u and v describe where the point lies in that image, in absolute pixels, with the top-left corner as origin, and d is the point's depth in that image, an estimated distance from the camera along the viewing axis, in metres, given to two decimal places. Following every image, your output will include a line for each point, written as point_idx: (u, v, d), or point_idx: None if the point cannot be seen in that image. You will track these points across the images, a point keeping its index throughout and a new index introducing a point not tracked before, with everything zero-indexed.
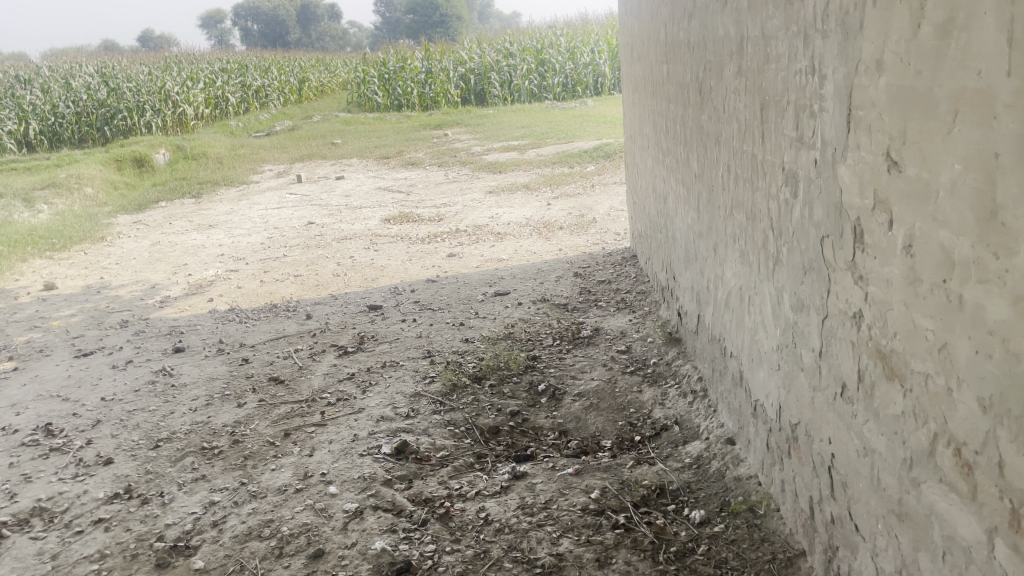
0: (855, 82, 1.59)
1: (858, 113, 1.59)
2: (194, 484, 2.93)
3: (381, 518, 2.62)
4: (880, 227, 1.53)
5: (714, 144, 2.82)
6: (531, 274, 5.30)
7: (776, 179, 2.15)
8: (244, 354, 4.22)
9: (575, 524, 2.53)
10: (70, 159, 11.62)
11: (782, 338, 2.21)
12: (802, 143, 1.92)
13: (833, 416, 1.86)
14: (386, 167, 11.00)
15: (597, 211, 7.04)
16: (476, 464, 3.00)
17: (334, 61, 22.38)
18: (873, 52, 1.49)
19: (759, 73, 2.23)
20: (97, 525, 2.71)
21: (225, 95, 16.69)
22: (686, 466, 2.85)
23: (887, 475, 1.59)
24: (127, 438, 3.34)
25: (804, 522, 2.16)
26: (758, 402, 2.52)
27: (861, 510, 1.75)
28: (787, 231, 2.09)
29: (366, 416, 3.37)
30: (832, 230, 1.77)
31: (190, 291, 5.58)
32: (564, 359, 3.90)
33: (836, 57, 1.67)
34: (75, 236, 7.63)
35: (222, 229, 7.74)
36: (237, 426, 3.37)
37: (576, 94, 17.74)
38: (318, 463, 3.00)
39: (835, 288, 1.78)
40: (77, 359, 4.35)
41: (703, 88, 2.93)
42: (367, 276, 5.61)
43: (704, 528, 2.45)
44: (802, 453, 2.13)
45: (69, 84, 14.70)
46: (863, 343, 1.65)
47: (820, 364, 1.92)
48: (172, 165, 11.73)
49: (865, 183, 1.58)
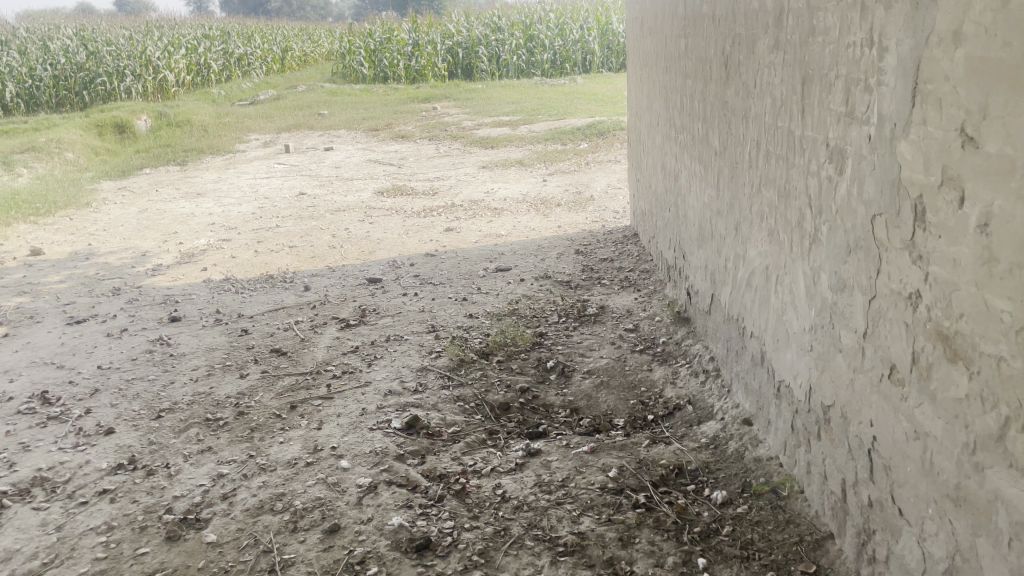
0: (924, 54, 1.54)
1: (927, 87, 1.54)
2: (201, 456, 2.86)
3: (396, 494, 2.56)
4: (948, 205, 1.49)
5: (741, 120, 2.78)
6: (532, 251, 5.25)
7: (817, 155, 2.11)
8: (244, 324, 4.13)
9: (594, 502, 2.49)
10: (49, 123, 11.35)
11: (817, 319, 2.17)
12: (853, 118, 1.87)
13: (877, 398, 1.83)
14: (375, 139, 10.85)
15: (594, 189, 6.98)
16: (489, 441, 2.95)
17: (319, 31, 22.03)
18: (949, 24, 1.44)
19: (801, 46, 2.18)
20: (102, 496, 2.64)
21: (207, 62, 16.37)
22: (703, 446, 2.82)
23: (942, 459, 1.56)
24: (128, 408, 3.25)
25: (833, 505, 2.14)
26: (783, 382, 2.49)
27: (907, 494, 1.72)
28: (828, 209, 2.05)
29: (374, 390, 3.31)
30: (886, 208, 1.73)
31: (183, 259, 5.46)
32: (571, 336, 3.86)
33: (900, 30, 1.62)
34: (59, 201, 7.45)
35: (210, 198, 7.60)
36: (241, 398, 3.29)
37: (564, 70, 17.62)
38: (327, 437, 2.94)
39: (887, 268, 1.74)
40: (69, 327, 4.25)
41: (729, 62, 2.88)
42: (364, 249, 5.53)
43: (726, 509, 2.42)
44: (836, 436, 2.10)
45: (46, 46, 14.35)
46: (920, 325, 1.62)
47: (865, 345, 1.88)
48: (155, 131, 11.50)
49: (930, 159, 1.54)
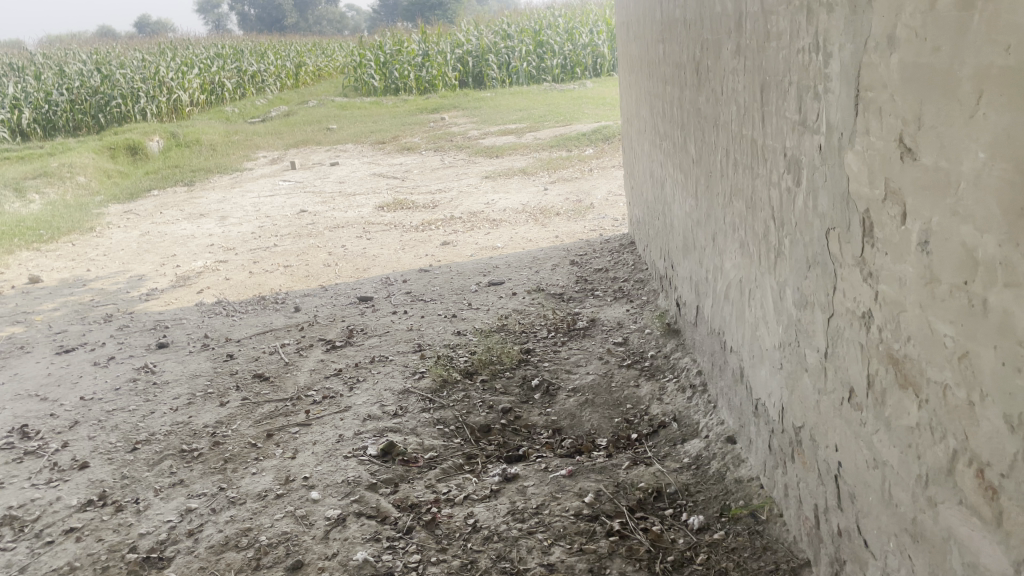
0: (864, 60, 1.45)
1: (868, 95, 1.44)
2: (172, 490, 2.81)
3: (364, 526, 2.49)
4: (892, 221, 1.39)
5: (713, 127, 2.68)
6: (527, 263, 5.17)
7: (778, 165, 2.01)
8: (230, 349, 4.09)
9: (567, 530, 2.40)
10: (63, 148, 11.44)
11: (785, 336, 2.07)
12: (805, 127, 1.77)
13: (840, 422, 1.72)
14: (381, 152, 10.82)
15: (594, 196, 6.89)
16: (465, 466, 2.87)
17: (331, 45, 22.12)
18: (884, 27, 1.35)
19: (759, 52, 2.08)
20: (68, 535, 2.60)
21: (220, 81, 16.45)
22: (684, 467, 2.71)
23: (900, 491, 1.45)
24: (105, 440, 3.22)
25: (808, 531, 2.03)
26: (760, 401, 2.39)
27: (870, 525, 1.62)
28: (789, 221, 1.95)
29: (353, 415, 3.24)
30: (838, 222, 1.63)
31: (178, 283, 5.45)
32: (559, 351, 3.77)
33: (842, 34, 1.53)
34: (63, 226, 7.48)
35: (212, 219, 7.60)
36: (218, 427, 3.24)
37: (575, 75, 17.52)
38: (301, 466, 2.88)
39: (842, 285, 1.64)
40: (58, 356, 4.23)
41: (700, 69, 2.78)
42: (359, 266, 5.48)
43: (703, 535, 2.32)
44: (807, 459, 1.99)
45: (62, 71, 14.49)
46: (873, 348, 1.52)
47: (826, 366, 1.78)
48: (166, 152, 11.55)
49: (875, 171, 1.44)
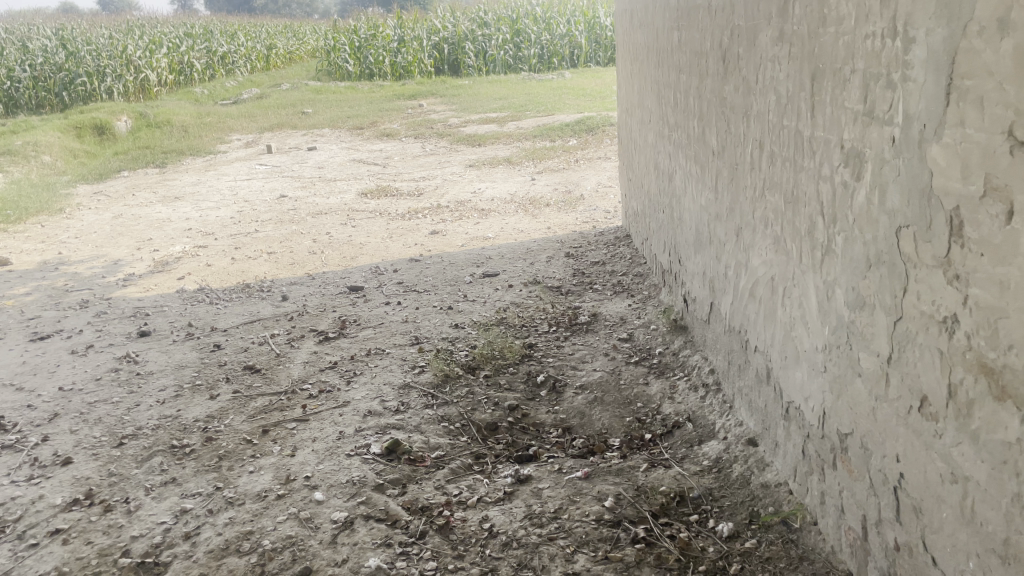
0: (960, 45, 1.34)
1: (965, 83, 1.34)
2: (164, 489, 2.65)
3: (374, 531, 2.36)
4: (992, 219, 1.29)
5: (742, 118, 2.57)
6: (520, 254, 5.05)
7: (830, 158, 1.91)
8: (216, 338, 3.91)
9: (590, 537, 2.29)
10: (26, 125, 11.04)
11: (832, 338, 1.97)
12: (872, 118, 1.67)
13: (904, 432, 1.63)
14: (360, 138, 10.59)
15: (583, 188, 6.79)
16: (475, 466, 2.74)
17: (303, 28, 21.71)
18: (993, 10, 1.24)
19: (810, 38, 1.97)
20: (54, 537, 2.43)
21: (190, 61, 16.05)
22: (705, 470, 2.61)
23: (987, 509, 1.36)
24: (88, 434, 3.04)
25: (852, 542, 1.94)
26: (792, 404, 2.29)
27: (941, 542, 1.53)
28: (844, 218, 1.85)
29: (353, 410, 3.10)
30: (914, 220, 1.53)
31: (156, 268, 5.24)
32: (562, 347, 3.65)
33: (931, 17, 1.42)
34: (31, 207, 7.19)
35: (188, 202, 7.36)
36: (210, 422, 3.08)
37: (552, 65, 17.41)
38: (301, 465, 2.73)
39: (915, 286, 1.54)
40: (32, 344, 4.02)
41: (727, 56, 2.67)
42: (345, 255, 5.32)
43: (733, 544, 2.22)
44: (855, 467, 1.90)
45: (24, 46, 14.00)
46: (958, 354, 1.42)
47: (889, 372, 1.68)
48: (135, 132, 11.21)
49: (969, 166, 1.34)
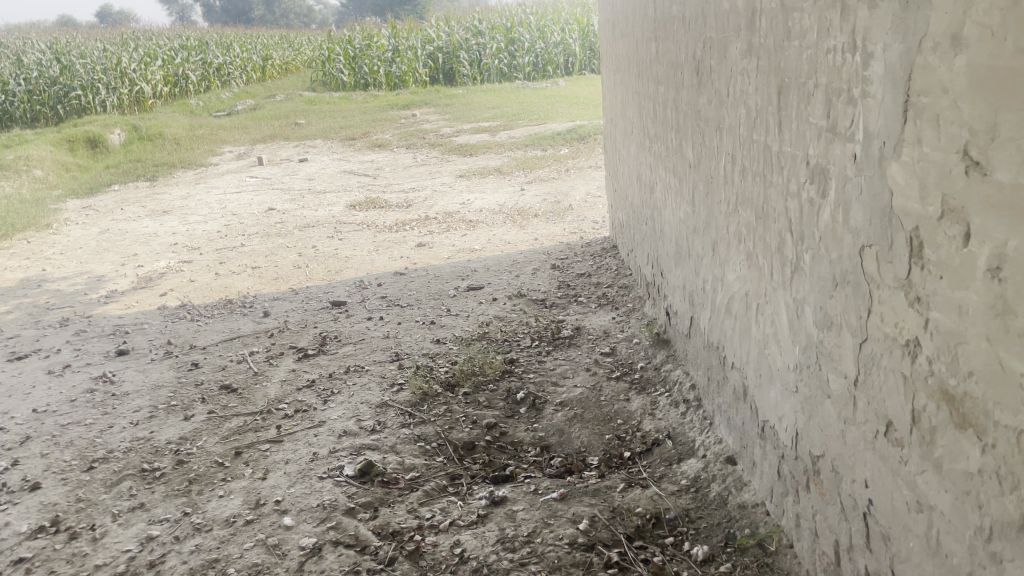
0: (916, 61, 1.29)
1: (920, 100, 1.29)
2: (132, 515, 2.60)
3: (342, 557, 2.30)
4: (950, 241, 1.25)
5: (715, 131, 2.53)
6: (506, 267, 5.00)
7: (797, 174, 1.86)
8: (195, 357, 3.87)
9: (562, 562, 2.23)
10: (19, 140, 11.00)
11: (802, 357, 1.92)
12: (835, 134, 1.63)
13: (872, 457, 1.58)
14: (351, 149, 10.55)
15: (572, 197, 6.74)
16: (450, 488, 2.69)
17: (299, 38, 21.71)
18: (946, 25, 1.19)
19: (776, 52, 1.93)
20: (16, 566, 2.38)
21: (185, 73, 16.03)
22: (683, 490, 2.56)
23: (952, 540, 1.31)
24: (58, 458, 2.99)
25: (825, 567, 1.89)
26: (767, 423, 2.25)
27: (908, 572, 1.48)
28: (811, 235, 1.80)
29: (328, 431, 3.05)
30: (877, 239, 1.48)
31: (139, 284, 5.19)
32: (543, 362, 3.60)
33: (888, 32, 1.38)
34: (18, 222, 7.15)
35: (176, 216, 7.32)
36: (182, 444, 3.04)
37: (546, 73, 17.40)
38: (271, 489, 2.68)
39: (879, 308, 1.50)
40: (9, 364, 3.97)
41: (701, 69, 2.63)
42: (330, 268, 5.27)
43: (708, 568, 2.17)
44: (827, 491, 1.85)
45: (18, 59, 13.98)
46: (921, 379, 1.37)
47: (856, 395, 1.63)
48: (128, 145, 11.18)
49: (927, 186, 1.29)
